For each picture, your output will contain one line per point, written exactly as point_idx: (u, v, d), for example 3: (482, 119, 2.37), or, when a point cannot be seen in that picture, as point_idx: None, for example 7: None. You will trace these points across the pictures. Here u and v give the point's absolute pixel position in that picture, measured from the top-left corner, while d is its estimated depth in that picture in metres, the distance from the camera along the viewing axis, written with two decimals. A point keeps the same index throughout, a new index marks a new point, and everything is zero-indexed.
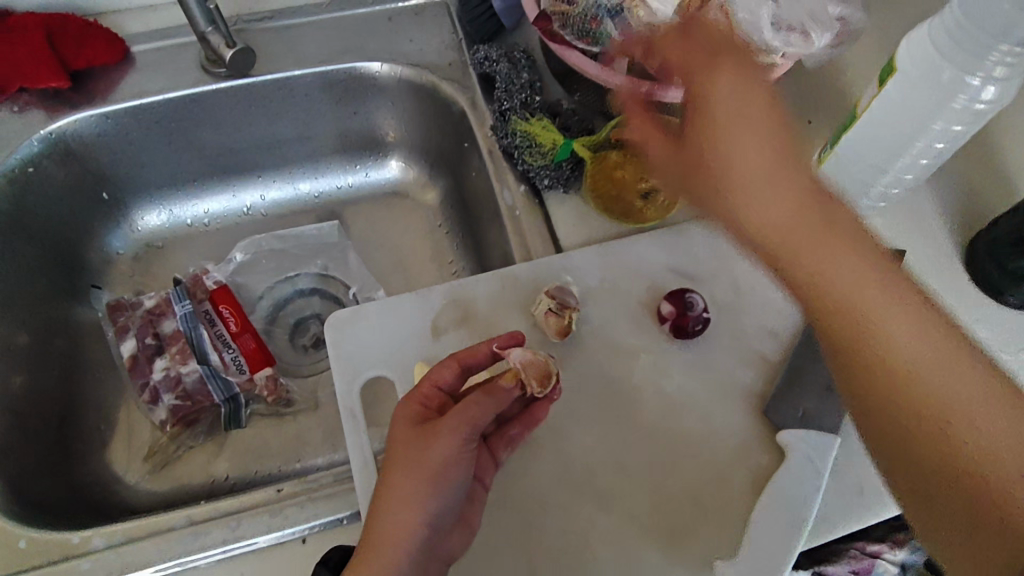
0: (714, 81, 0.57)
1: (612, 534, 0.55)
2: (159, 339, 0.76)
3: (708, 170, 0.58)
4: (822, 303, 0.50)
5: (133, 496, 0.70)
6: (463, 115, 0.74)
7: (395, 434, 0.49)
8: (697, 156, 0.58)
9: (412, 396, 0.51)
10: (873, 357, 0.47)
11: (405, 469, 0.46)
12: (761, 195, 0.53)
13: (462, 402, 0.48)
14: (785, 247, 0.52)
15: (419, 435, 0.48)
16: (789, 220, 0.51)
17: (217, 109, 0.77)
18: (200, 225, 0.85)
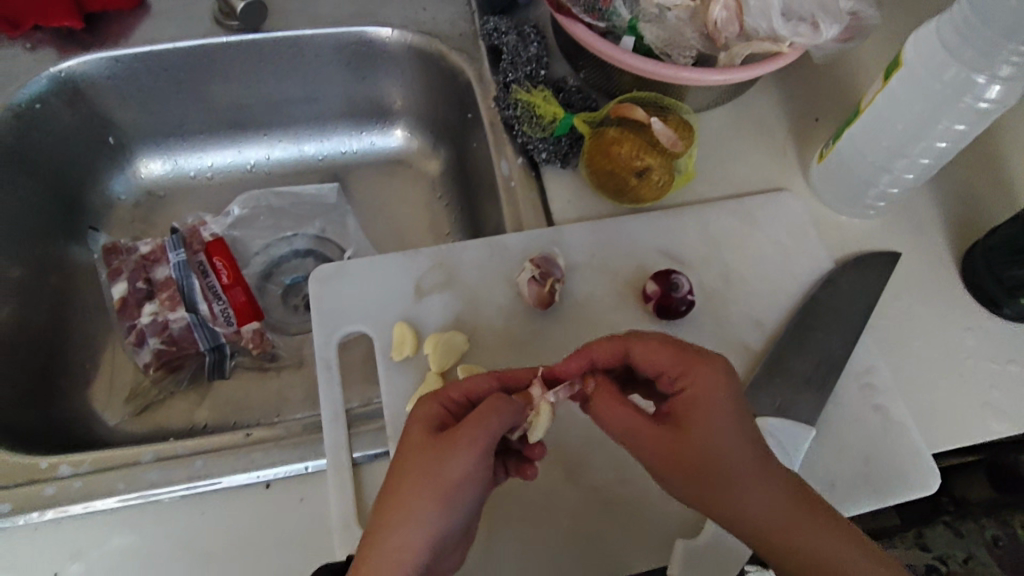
0: (706, 372, 0.45)
1: (577, 506, 0.54)
2: (150, 285, 0.77)
3: (662, 438, 0.45)
4: (740, 483, 0.43)
5: (110, 435, 0.70)
6: (469, 85, 0.74)
7: (406, 436, 0.47)
8: (665, 436, 0.44)
9: (428, 398, 0.49)
10: (797, 544, 0.41)
11: (417, 473, 0.44)
12: (722, 479, 0.43)
13: (484, 413, 0.46)
14: (680, 439, 0.44)
15: (433, 440, 0.45)
16: (733, 484, 0.43)
17: (229, 62, 0.78)
18: (203, 178, 0.86)
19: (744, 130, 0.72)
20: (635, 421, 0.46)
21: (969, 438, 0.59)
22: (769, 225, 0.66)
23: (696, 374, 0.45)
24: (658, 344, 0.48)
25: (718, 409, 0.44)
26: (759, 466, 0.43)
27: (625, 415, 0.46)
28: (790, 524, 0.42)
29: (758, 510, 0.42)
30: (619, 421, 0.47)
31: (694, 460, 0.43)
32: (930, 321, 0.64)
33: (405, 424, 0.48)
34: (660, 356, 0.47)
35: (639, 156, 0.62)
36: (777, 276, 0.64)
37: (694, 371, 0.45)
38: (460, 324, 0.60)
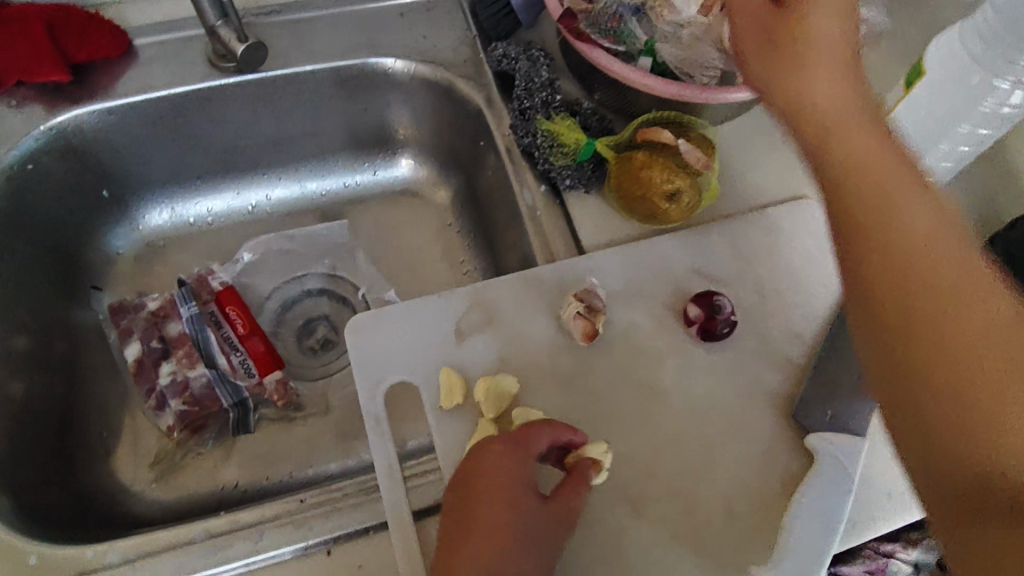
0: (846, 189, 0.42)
1: (647, 541, 0.54)
2: (165, 343, 0.74)
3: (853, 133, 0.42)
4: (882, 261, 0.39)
5: (139, 506, 0.68)
6: (479, 112, 0.73)
7: (496, 485, 0.49)
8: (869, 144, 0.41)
9: (516, 444, 0.51)
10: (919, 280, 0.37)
11: (512, 537, 0.47)
12: (887, 243, 0.39)
13: (573, 494, 0.51)
14: (882, 209, 0.40)
15: (535, 511, 0.49)
16: (963, 292, 0.37)
17: (226, 104, 0.75)
18: (203, 225, 0.83)
19: (760, 141, 0.72)
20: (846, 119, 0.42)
21: None
22: (795, 235, 0.67)
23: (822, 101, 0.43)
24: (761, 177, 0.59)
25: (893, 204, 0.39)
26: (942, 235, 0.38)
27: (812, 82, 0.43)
28: (968, 282, 0.37)
29: (955, 341, 0.36)
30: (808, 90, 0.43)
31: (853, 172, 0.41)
32: None
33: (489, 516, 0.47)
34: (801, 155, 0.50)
35: (669, 179, 0.62)
36: (810, 286, 0.65)
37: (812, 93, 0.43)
38: (505, 363, 0.58)
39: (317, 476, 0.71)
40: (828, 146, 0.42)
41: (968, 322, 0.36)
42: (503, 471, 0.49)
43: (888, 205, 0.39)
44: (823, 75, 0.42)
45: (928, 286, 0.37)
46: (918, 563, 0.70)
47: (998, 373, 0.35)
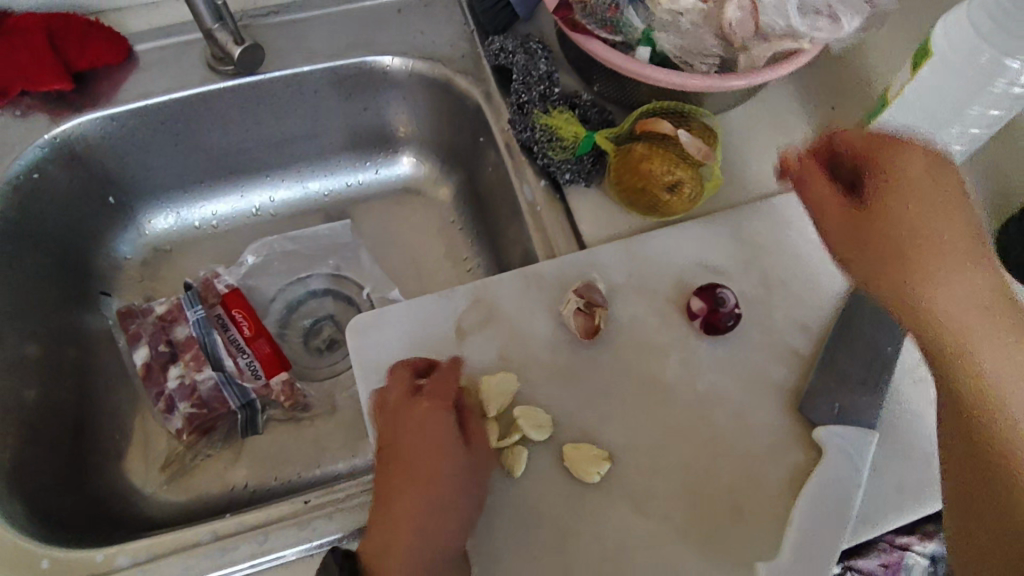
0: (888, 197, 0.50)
1: (651, 538, 0.53)
2: (172, 347, 0.74)
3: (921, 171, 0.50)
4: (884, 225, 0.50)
5: (152, 509, 0.69)
6: (478, 108, 0.73)
7: (425, 430, 0.51)
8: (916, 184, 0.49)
9: (420, 402, 0.53)
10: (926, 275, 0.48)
11: (422, 484, 0.49)
12: (900, 258, 0.49)
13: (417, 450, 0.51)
14: (898, 194, 0.49)
15: (454, 455, 0.51)
16: (937, 235, 0.48)
17: (226, 107, 0.75)
18: (209, 227, 0.83)
19: (763, 129, 0.71)
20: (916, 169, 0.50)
21: None
22: (802, 224, 0.65)
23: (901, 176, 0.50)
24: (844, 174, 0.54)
25: (891, 211, 0.50)
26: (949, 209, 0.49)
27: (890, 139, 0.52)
28: (901, 264, 0.49)
29: (935, 293, 0.48)
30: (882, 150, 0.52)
31: (888, 213, 0.50)
32: None
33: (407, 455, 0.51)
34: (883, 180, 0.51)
35: (669, 170, 0.61)
36: (817, 277, 0.63)
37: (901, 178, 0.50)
38: (506, 362, 0.58)
39: (325, 476, 0.72)
40: (927, 305, 0.48)
41: (953, 335, 0.47)
42: (415, 427, 0.51)
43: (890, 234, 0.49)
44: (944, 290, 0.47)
45: (928, 285, 0.48)
46: None
47: (957, 329, 0.47)
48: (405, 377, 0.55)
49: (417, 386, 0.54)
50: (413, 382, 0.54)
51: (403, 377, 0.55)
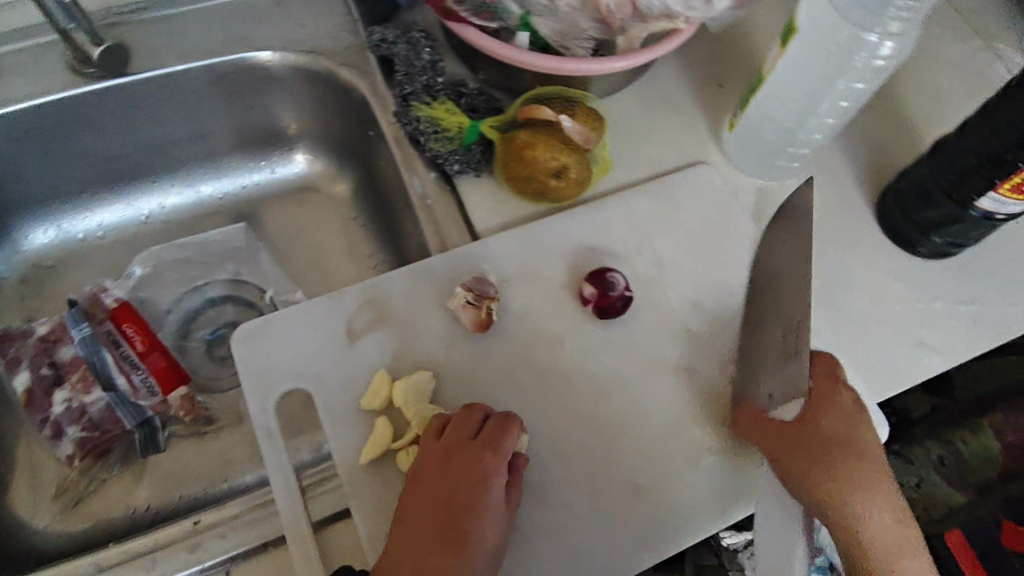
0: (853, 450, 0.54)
1: (552, 527, 0.53)
2: (56, 368, 0.70)
3: (854, 413, 0.54)
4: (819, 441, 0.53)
5: (46, 540, 0.65)
6: (365, 101, 0.70)
7: (444, 469, 0.50)
8: (848, 409, 0.55)
9: (470, 457, 0.50)
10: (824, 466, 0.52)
11: (452, 548, 0.48)
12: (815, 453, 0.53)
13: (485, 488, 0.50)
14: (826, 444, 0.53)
15: (474, 496, 0.50)
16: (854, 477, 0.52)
17: (98, 113, 0.70)
18: (95, 239, 0.78)
19: (652, 109, 0.71)
20: (853, 416, 0.54)
21: (908, 379, 0.62)
22: (692, 202, 0.66)
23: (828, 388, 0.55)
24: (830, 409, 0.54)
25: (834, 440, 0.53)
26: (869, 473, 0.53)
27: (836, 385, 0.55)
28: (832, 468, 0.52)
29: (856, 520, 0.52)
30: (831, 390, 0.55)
31: (821, 437, 0.53)
32: (855, 271, 0.65)
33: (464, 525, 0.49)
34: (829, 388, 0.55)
35: (554, 157, 0.60)
36: (710, 254, 0.64)
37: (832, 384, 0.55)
38: (400, 361, 0.57)
39: (233, 490, 0.69)
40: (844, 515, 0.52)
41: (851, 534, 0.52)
42: (449, 487, 0.50)
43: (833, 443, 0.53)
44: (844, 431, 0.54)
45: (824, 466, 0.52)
46: None
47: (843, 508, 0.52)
48: (465, 421, 0.52)
49: (470, 435, 0.51)
50: (455, 430, 0.52)
51: (474, 420, 0.52)
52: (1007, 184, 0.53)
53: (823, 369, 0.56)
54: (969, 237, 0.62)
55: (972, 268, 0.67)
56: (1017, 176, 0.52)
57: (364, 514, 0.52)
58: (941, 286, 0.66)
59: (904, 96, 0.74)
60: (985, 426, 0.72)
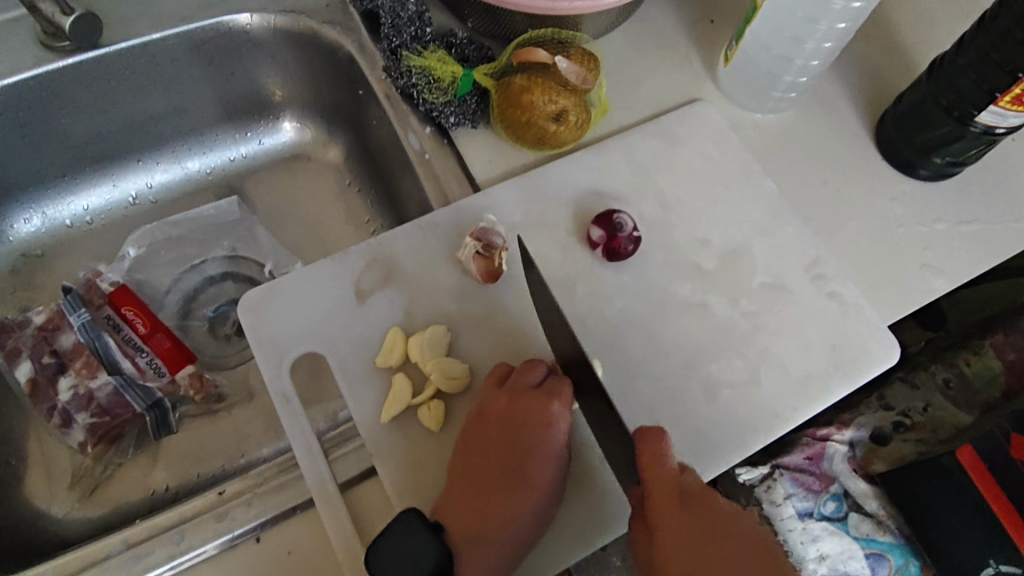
0: (676, 510, 0.45)
1: (578, 470, 0.53)
2: (59, 357, 0.68)
3: (678, 504, 0.45)
4: (654, 508, 0.45)
5: (65, 528, 0.64)
6: (352, 60, 0.69)
7: (504, 412, 0.50)
8: (669, 519, 0.45)
9: (532, 407, 0.50)
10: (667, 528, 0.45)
11: (512, 489, 0.50)
12: (676, 517, 0.45)
13: (548, 432, 0.50)
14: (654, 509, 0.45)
15: (534, 439, 0.50)
16: (712, 526, 0.45)
17: (75, 91, 0.67)
18: (83, 225, 0.76)
19: (646, 49, 0.70)
20: (685, 511, 0.45)
21: (918, 301, 0.62)
22: (692, 139, 0.65)
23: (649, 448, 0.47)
24: (652, 471, 0.46)
25: (657, 506, 0.45)
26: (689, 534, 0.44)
27: (666, 466, 0.46)
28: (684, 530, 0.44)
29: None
30: (662, 477, 0.46)
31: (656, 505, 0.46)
32: (860, 198, 0.65)
33: (529, 468, 0.50)
34: (647, 446, 0.47)
35: (552, 100, 0.59)
36: (715, 190, 0.64)
37: (651, 446, 0.47)
38: (412, 318, 0.56)
39: (250, 464, 0.69)
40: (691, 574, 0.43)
41: None
42: (512, 437, 0.51)
43: (654, 511, 0.45)
44: (656, 502, 0.45)
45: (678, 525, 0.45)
46: (853, 442, 0.72)
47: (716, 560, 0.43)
48: (528, 371, 0.52)
49: (533, 385, 0.51)
50: (519, 381, 0.52)
51: (537, 370, 0.52)
52: (1007, 96, 0.52)
53: (654, 457, 0.46)
54: (970, 154, 0.61)
55: (974, 186, 0.66)
56: (1017, 88, 0.51)
57: (388, 469, 0.52)
58: (947, 207, 0.65)
59: (897, 20, 0.74)
60: (987, 347, 0.74)
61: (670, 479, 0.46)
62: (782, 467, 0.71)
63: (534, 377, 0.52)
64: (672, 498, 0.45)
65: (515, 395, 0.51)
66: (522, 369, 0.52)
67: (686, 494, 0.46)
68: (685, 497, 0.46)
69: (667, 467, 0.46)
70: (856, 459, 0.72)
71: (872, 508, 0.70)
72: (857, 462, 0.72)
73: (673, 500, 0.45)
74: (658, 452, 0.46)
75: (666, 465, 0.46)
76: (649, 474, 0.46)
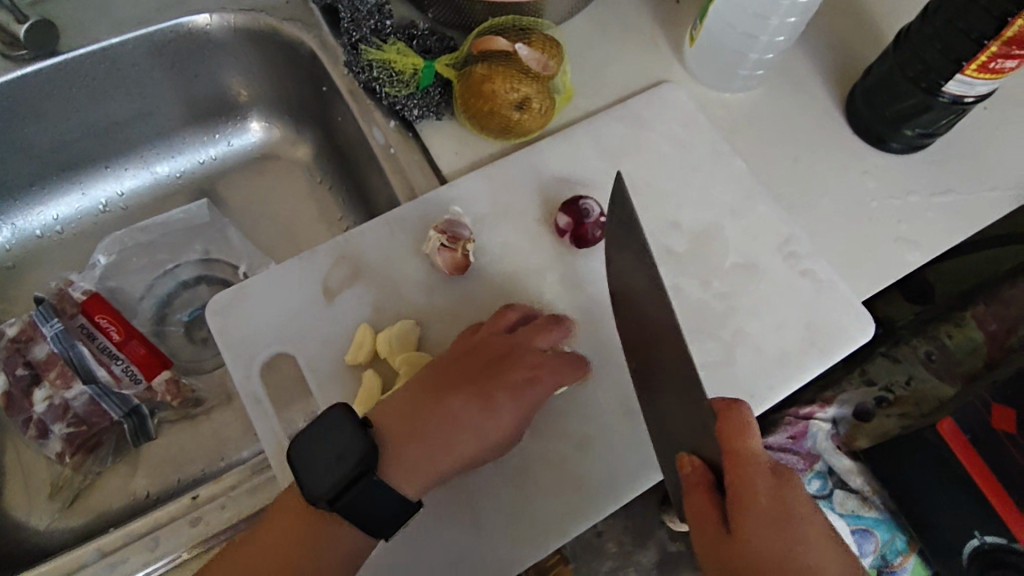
0: (769, 498, 0.38)
1: (551, 458, 0.53)
2: (32, 368, 0.68)
3: (770, 491, 0.38)
4: (744, 498, 0.38)
5: (47, 539, 0.64)
6: (314, 55, 0.68)
7: (481, 337, 0.52)
8: (766, 508, 0.38)
9: (511, 339, 0.52)
10: (760, 522, 0.37)
11: (463, 402, 0.49)
12: (771, 506, 0.38)
13: (517, 355, 0.51)
14: (745, 498, 0.38)
15: (503, 361, 0.51)
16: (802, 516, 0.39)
17: (36, 100, 0.66)
18: (53, 234, 0.75)
19: (612, 32, 0.69)
20: (780, 496, 0.38)
21: (891, 275, 0.61)
22: (660, 122, 0.65)
23: (738, 424, 0.39)
24: (742, 452, 0.39)
25: (750, 494, 0.38)
26: (782, 522, 0.38)
27: (754, 444, 0.39)
28: (780, 520, 0.38)
29: None
30: (752, 453, 0.39)
31: (743, 493, 0.38)
32: (832, 174, 0.65)
33: (488, 389, 0.49)
34: (739, 420, 0.39)
35: (514, 88, 0.58)
36: (684, 172, 0.63)
37: (741, 421, 0.39)
38: (382, 314, 0.56)
39: (230, 467, 0.69)
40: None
41: None
42: (481, 357, 0.51)
43: (745, 503, 0.38)
44: (748, 490, 0.38)
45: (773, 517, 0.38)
46: (835, 419, 0.72)
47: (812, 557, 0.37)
48: (513, 312, 0.54)
49: (512, 323, 0.53)
50: (503, 317, 0.54)
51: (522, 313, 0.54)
52: (973, 64, 0.52)
53: (742, 427, 0.39)
54: (940, 125, 0.61)
55: (945, 158, 0.66)
56: (982, 55, 0.51)
57: None
58: (918, 180, 0.65)
59: None
60: (969, 318, 0.74)
61: (763, 460, 0.39)
62: (767, 447, 0.71)
63: (514, 317, 0.54)
64: (765, 485, 0.38)
65: (495, 325, 0.53)
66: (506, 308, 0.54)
67: (776, 478, 0.39)
68: (774, 477, 0.39)
69: (755, 445, 0.39)
70: (839, 435, 0.72)
71: (857, 484, 0.71)
72: (840, 439, 0.72)
73: (761, 485, 0.38)
74: (746, 430, 0.39)
75: (758, 442, 0.39)
76: (739, 452, 0.39)
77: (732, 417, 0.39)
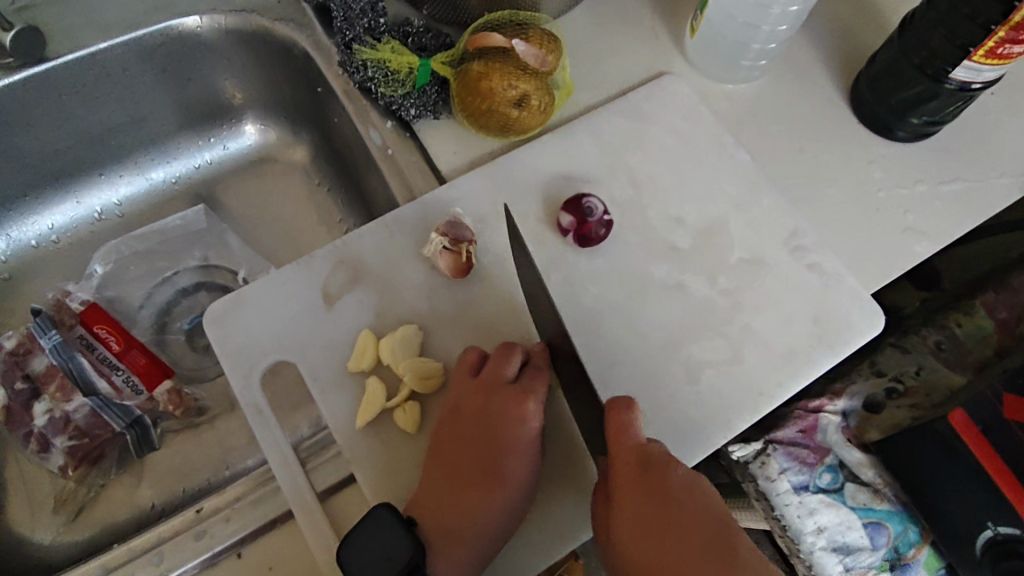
0: (636, 486, 0.44)
1: (560, 463, 0.52)
2: (31, 381, 0.66)
3: (640, 479, 0.44)
4: (617, 485, 0.45)
5: (53, 552, 0.64)
6: (307, 56, 0.67)
7: (479, 405, 0.50)
8: (634, 494, 0.44)
9: (508, 400, 0.50)
10: (627, 506, 0.44)
11: (487, 487, 0.49)
12: (642, 492, 0.44)
13: (522, 425, 0.49)
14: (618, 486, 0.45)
15: (511, 432, 0.49)
16: (676, 505, 0.44)
17: (24, 108, 0.65)
18: (49, 244, 0.75)
19: (611, 24, 0.68)
20: (643, 489, 0.44)
21: (900, 266, 0.60)
22: (663, 116, 0.64)
23: (620, 423, 0.45)
24: (618, 447, 0.45)
25: (619, 482, 0.45)
26: (649, 505, 0.44)
27: (631, 437, 0.45)
28: (645, 506, 0.44)
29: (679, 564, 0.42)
30: (627, 448, 0.45)
31: (615, 481, 0.45)
32: (839, 165, 0.64)
33: (506, 468, 0.49)
34: (620, 419, 0.45)
35: (512, 85, 0.57)
36: (688, 167, 0.62)
37: (622, 420, 0.45)
38: (383, 319, 0.55)
39: (235, 476, 0.68)
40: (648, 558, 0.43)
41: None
42: (486, 431, 0.50)
43: (617, 490, 0.45)
44: (618, 478, 0.44)
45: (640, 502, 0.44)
46: (845, 412, 0.71)
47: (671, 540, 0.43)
48: (505, 362, 0.51)
49: (507, 378, 0.51)
50: (494, 373, 0.50)
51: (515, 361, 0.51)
52: (981, 50, 0.50)
53: (620, 426, 0.45)
54: (947, 112, 0.60)
55: (952, 144, 0.65)
56: (990, 41, 0.49)
57: (367, 474, 0.51)
58: (926, 168, 0.64)
59: None
60: (979, 306, 0.72)
61: (639, 453, 0.45)
62: (775, 443, 0.70)
63: (509, 370, 0.51)
64: (638, 473, 0.44)
65: (488, 387, 0.50)
66: (494, 359, 0.51)
67: (658, 468, 0.45)
68: (653, 468, 0.45)
69: (634, 439, 0.45)
70: (850, 428, 0.70)
71: (869, 477, 0.69)
72: (851, 432, 0.70)
73: (631, 474, 0.44)
74: (627, 427, 0.45)
75: (633, 436, 0.45)
76: (615, 445, 0.45)
77: (615, 416, 0.46)
